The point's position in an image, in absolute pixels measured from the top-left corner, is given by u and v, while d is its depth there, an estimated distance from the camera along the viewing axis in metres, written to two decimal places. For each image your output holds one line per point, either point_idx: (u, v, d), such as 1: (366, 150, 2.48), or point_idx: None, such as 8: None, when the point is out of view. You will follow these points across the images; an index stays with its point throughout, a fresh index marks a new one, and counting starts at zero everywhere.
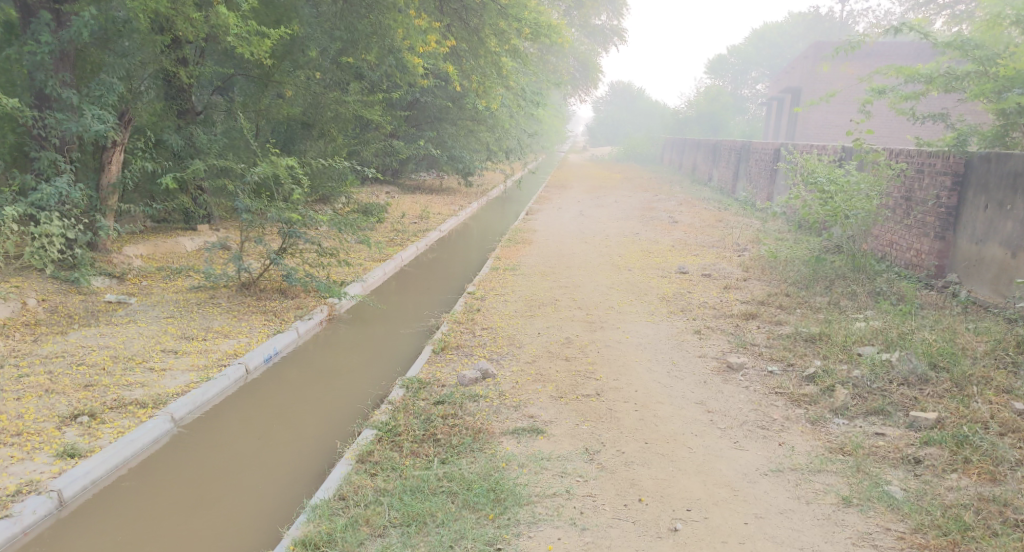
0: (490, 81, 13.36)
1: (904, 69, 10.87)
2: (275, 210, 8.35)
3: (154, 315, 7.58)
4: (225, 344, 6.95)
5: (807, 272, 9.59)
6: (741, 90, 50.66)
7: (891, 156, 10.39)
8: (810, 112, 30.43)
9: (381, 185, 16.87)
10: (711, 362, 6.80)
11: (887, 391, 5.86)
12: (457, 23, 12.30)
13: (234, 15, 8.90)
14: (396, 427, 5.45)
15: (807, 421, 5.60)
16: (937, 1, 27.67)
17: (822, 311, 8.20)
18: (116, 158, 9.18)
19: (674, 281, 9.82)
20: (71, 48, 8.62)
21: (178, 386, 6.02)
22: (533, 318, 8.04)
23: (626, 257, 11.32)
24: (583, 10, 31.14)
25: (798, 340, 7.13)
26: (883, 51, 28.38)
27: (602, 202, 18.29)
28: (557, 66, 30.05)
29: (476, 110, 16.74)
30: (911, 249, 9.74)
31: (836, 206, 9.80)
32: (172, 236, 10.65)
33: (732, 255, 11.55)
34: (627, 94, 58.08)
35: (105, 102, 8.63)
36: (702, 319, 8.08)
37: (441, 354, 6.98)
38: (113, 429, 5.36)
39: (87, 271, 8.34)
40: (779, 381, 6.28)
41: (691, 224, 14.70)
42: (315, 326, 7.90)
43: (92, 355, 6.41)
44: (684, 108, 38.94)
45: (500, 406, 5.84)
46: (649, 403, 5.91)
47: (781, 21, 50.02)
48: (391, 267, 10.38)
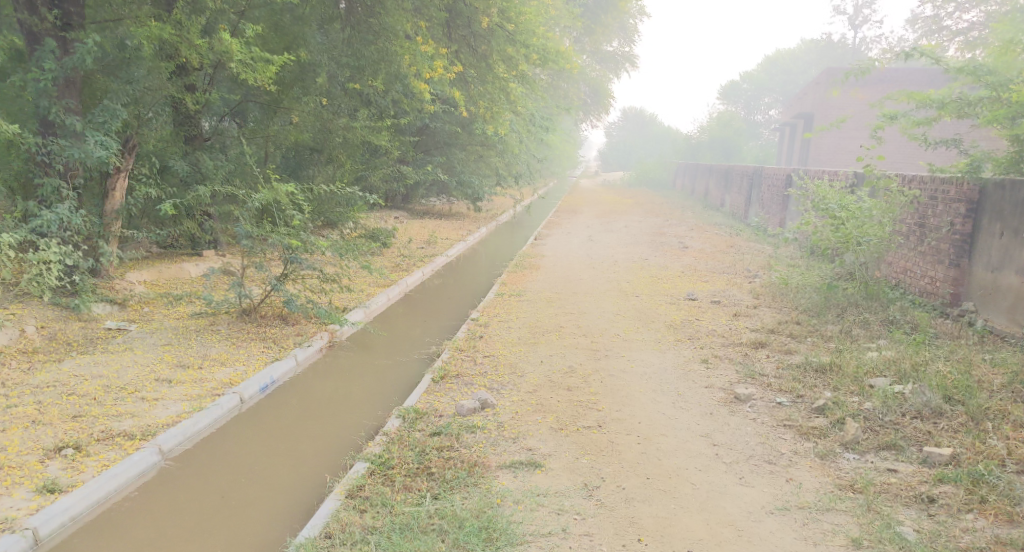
0: (498, 106, 13.30)
1: (915, 95, 10.72)
2: (276, 236, 8.26)
3: (152, 343, 7.48)
4: (221, 373, 6.82)
5: (818, 300, 9.38)
6: (754, 115, 50.68)
7: (903, 183, 10.21)
8: (822, 138, 30.32)
9: (390, 210, 16.84)
10: (718, 392, 6.60)
11: (899, 425, 5.64)
12: (465, 50, 12.24)
13: (237, 41, 8.89)
14: (389, 460, 5.29)
15: (816, 456, 5.39)
16: (950, 28, 27.57)
17: (833, 340, 8.00)
18: (120, 184, 9.17)
19: (683, 308, 9.64)
20: (77, 74, 8.60)
21: (168, 417, 5.90)
22: (537, 345, 7.88)
23: (634, 283, 11.16)
24: (594, 36, 31.33)
25: (808, 371, 6.92)
26: (895, 77, 28.29)
27: (612, 227, 18.16)
28: (568, 92, 30.11)
29: (485, 136, 16.72)
30: (925, 277, 9.52)
31: (848, 232, 9.61)
32: (176, 262, 10.60)
33: (743, 281, 11.36)
34: (640, 120, 58.30)
35: (108, 128, 8.60)
36: (710, 347, 7.89)
37: (440, 383, 6.81)
38: (97, 462, 5.24)
39: (89, 298, 8.27)
40: (788, 413, 6.09)
41: (702, 250, 14.52)
42: (315, 354, 7.77)
43: (84, 385, 6.30)
44: (696, 133, 38.94)
45: (498, 438, 5.66)
46: (653, 436, 5.72)
47: (794, 47, 50.11)
48: (395, 293, 10.26)
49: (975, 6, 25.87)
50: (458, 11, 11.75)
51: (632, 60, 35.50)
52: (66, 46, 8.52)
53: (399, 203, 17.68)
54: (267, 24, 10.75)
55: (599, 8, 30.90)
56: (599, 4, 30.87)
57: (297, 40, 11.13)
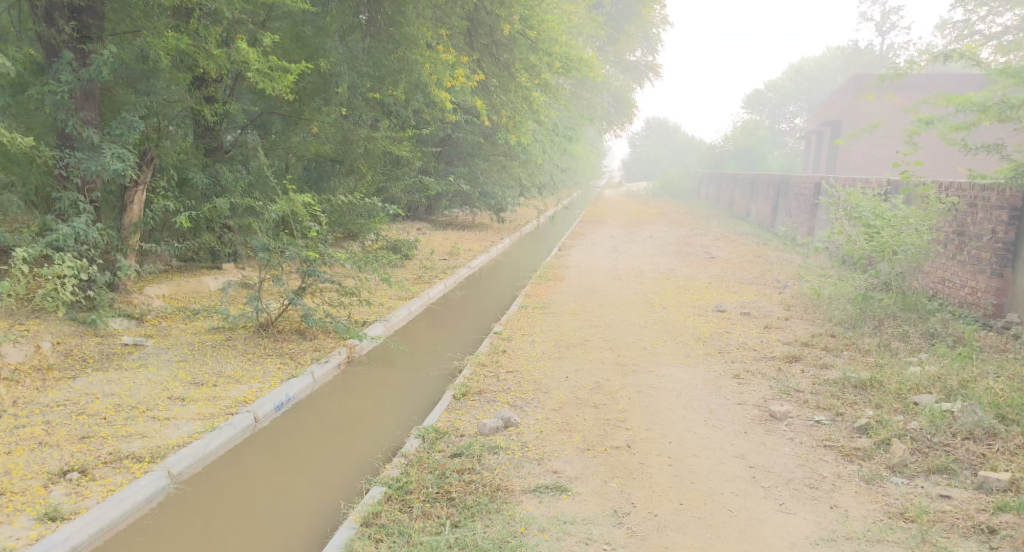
0: (520, 115, 13.07)
1: (955, 98, 10.26)
2: (294, 249, 8.05)
3: (167, 359, 7.31)
4: (236, 391, 6.61)
5: (852, 311, 9.00)
6: (779, 124, 49.92)
7: (941, 190, 9.88)
8: (852, 145, 29.77)
9: (412, 222, 16.67)
10: (752, 410, 6.27)
11: (950, 447, 5.29)
12: (487, 59, 12.08)
13: (255, 50, 8.71)
14: (407, 483, 5.03)
15: (861, 480, 5.05)
16: (983, 32, 26.99)
17: (871, 353, 7.66)
18: (138, 198, 9.06)
19: (712, 320, 9.31)
20: (95, 86, 8.46)
21: (179, 438, 5.69)
22: (562, 360, 7.59)
23: (661, 295, 10.85)
24: (617, 46, 31.14)
25: (846, 387, 6.57)
26: (930, 82, 27.72)
27: (637, 237, 17.88)
28: (591, 102, 29.76)
29: (509, 146, 16.51)
30: (965, 287, 9.12)
31: (883, 241, 9.21)
32: (195, 275, 10.46)
33: (772, 292, 11.01)
34: (664, 130, 57.95)
35: (126, 141, 8.49)
36: (742, 362, 7.55)
37: (462, 400, 6.55)
38: (103, 487, 5.04)
39: (105, 313, 8.12)
40: (828, 432, 5.76)
41: (729, 260, 14.16)
42: (333, 370, 7.54)
43: (95, 404, 6.13)
44: (721, 142, 38.51)
45: (522, 459, 5.39)
46: (685, 457, 5.42)
47: (820, 55, 49.55)
48: (417, 306, 10.02)
49: (1008, 9, 25.30)
50: (479, 20, 11.59)
51: (656, 69, 35.25)
52: (83, 58, 8.37)
53: (421, 214, 17.50)
54: (288, 34, 10.55)
55: (622, 17, 30.81)
56: (622, 13, 30.78)
57: (319, 51, 10.91)
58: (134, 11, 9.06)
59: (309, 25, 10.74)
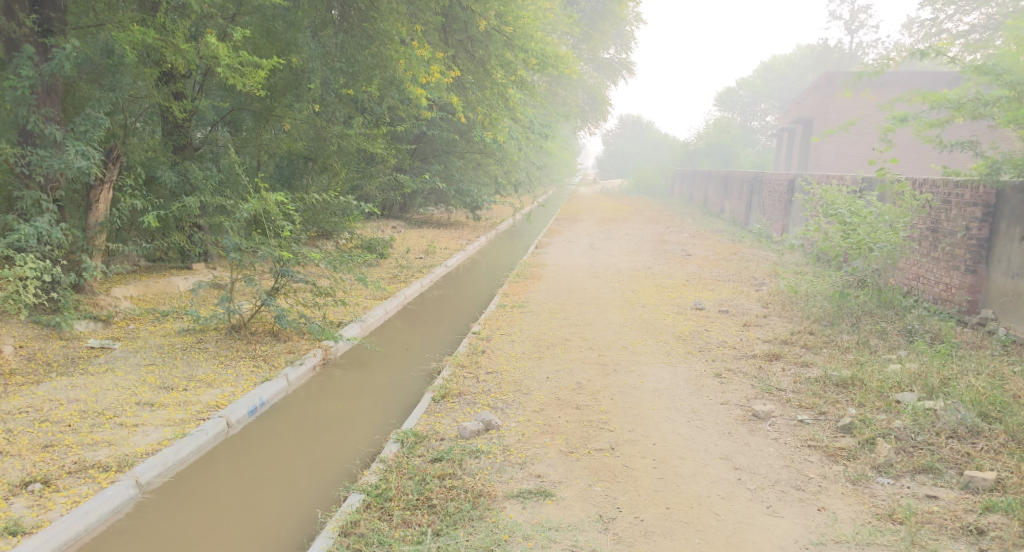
0: (496, 112, 12.86)
1: (931, 95, 10.33)
2: (267, 248, 7.85)
3: (135, 362, 7.08)
4: (207, 395, 6.41)
5: (830, 308, 8.99)
6: (751, 122, 50.25)
7: (916, 186, 9.82)
8: (824, 143, 29.93)
9: (387, 220, 16.46)
10: (735, 410, 6.20)
11: (934, 446, 5.27)
12: (462, 55, 11.84)
13: (224, 45, 8.50)
14: (386, 491, 4.90)
15: (847, 481, 5.01)
16: (950, 31, 27.33)
17: (851, 350, 7.64)
18: (104, 196, 8.82)
19: (691, 318, 9.26)
20: (57, 81, 8.23)
21: (148, 445, 5.50)
22: (542, 360, 7.48)
23: (639, 293, 10.78)
24: (591, 43, 31.04)
25: (828, 386, 6.53)
26: (901, 81, 28.04)
27: (613, 235, 17.84)
28: (566, 99, 29.72)
29: (484, 143, 16.33)
30: (940, 283, 9.14)
31: (859, 238, 9.22)
32: (165, 276, 10.20)
33: (750, 289, 10.99)
34: (637, 127, 58.11)
35: (90, 138, 8.21)
36: (723, 360, 7.49)
37: (441, 403, 6.41)
38: (67, 499, 4.84)
39: (70, 315, 7.86)
40: (811, 432, 5.71)
41: (706, 258, 14.14)
42: (308, 372, 7.35)
43: (59, 411, 5.90)
44: (694, 140, 38.66)
45: (504, 464, 5.27)
46: (669, 459, 5.34)
47: (791, 53, 49.89)
48: (393, 305, 9.85)
49: (975, 8, 25.62)
50: (454, 16, 11.37)
51: (630, 66, 35.26)
52: (45, 51, 8.13)
53: (396, 212, 17.30)
54: (258, 30, 10.36)
55: (597, 14, 30.65)
56: (596, 10, 30.59)
57: (290, 46, 10.72)
58: (99, 5, 8.77)
59: (280, 20, 10.51)
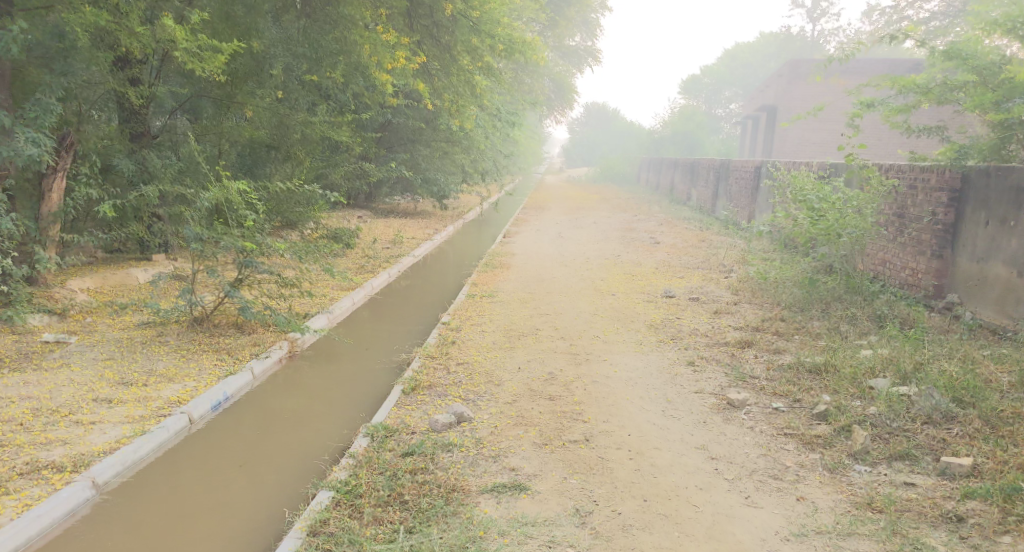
0: (463, 99, 12.59)
1: (900, 79, 10.37)
2: (229, 238, 7.58)
3: (92, 357, 6.80)
4: (168, 391, 6.18)
5: (800, 295, 8.98)
6: (715, 109, 50.54)
7: (883, 171, 9.88)
8: (788, 130, 30.11)
9: (352, 209, 16.19)
10: (710, 399, 6.14)
11: (910, 432, 5.27)
12: (428, 41, 11.59)
13: (181, 28, 8.18)
14: (357, 487, 4.75)
15: (824, 469, 4.99)
16: (912, 18, 27.63)
17: (822, 337, 7.64)
18: (56, 185, 8.47)
19: (662, 306, 9.19)
20: (5, 66, 7.90)
21: (106, 443, 5.27)
22: (513, 350, 7.36)
23: (609, 281, 10.70)
24: (557, 30, 30.83)
25: (801, 373, 6.49)
26: (865, 67, 28.56)
27: (581, 223, 17.77)
28: (532, 87, 29.55)
29: (451, 131, 16.06)
30: (906, 269, 9.19)
31: (828, 224, 9.17)
32: (123, 267, 9.86)
33: (719, 277, 10.98)
34: (602, 115, 58.15)
35: (41, 125, 7.87)
36: (695, 349, 7.43)
37: (412, 395, 6.25)
38: (17, 502, 4.61)
39: (23, 308, 7.55)
40: (787, 419, 5.68)
41: (674, 245, 14.12)
42: (273, 365, 7.14)
43: (10, 409, 5.63)
44: (659, 127, 38.78)
45: (478, 457, 5.14)
46: (645, 450, 5.25)
47: (754, 40, 50.06)
48: (360, 296, 9.64)
49: None
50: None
51: (595, 54, 35.16)
52: None
53: (361, 201, 17.02)
54: (217, 13, 10.01)
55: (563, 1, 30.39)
56: None
57: (250, 30, 10.37)
58: None
59: (239, 4, 10.15)
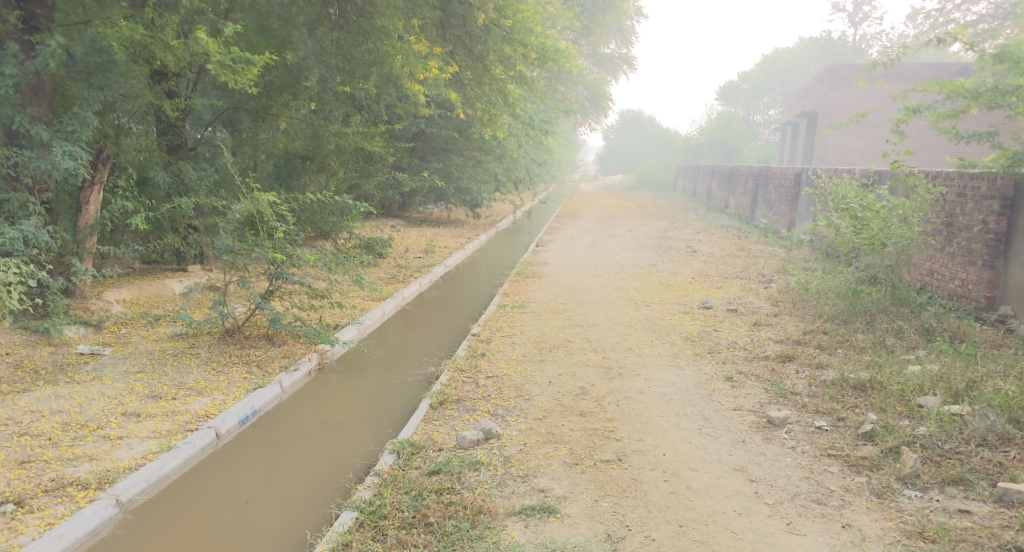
0: (496, 108, 12.50)
1: (948, 83, 10.00)
2: (260, 250, 7.54)
3: (123, 370, 6.79)
4: (196, 405, 6.13)
5: (842, 306, 8.66)
6: (753, 116, 49.85)
7: (929, 179, 9.54)
8: (829, 136, 29.54)
9: (385, 219, 16.18)
10: (749, 416, 5.90)
11: (963, 454, 5.00)
12: (460, 51, 11.53)
13: (214, 41, 8.18)
14: (381, 507, 4.64)
15: (872, 493, 4.76)
16: (959, 21, 26.93)
17: (867, 351, 7.34)
18: (94, 198, 8.49)
19: (698, 317, 8.94)
20: (44, 80, 7.99)
21: (132, 459, 5.24)
22: (544, 363, 7.19)
23: (644, 291, 10.48)
24: (591, 38, 30.65)
25: (845, 389, 6.21)
26: (909, 71, 27.92)
27: (616, 232, 17.54)
28: (566, 94, 29.39)
29: (484, 140, 15.98)
30: (955, 279, 8.80)
31: (872, 233, 8.84)
32: (159, 278, 9.92)
33: (758, 287, 10.68)
34: (638, 122, 57.75)
35: (78, 138, 7.92)
36: (733, 363, 7.18)
37: (440, 410, 6.12)
38: (40, 521, 4.59)
39: (59, 320, 7.60)
40: (830, 439, 5.43)
41: (711, 254, 13.83)
42: (302, 378, 7.07)
43: (40, 423, 5.63)
44: (696, 134, 38.35)
45: (506, 477, 4.99)
46: (681, 471, 5.05)
47: (793, 46, 49.30)
48: (390, 307, 9.55)
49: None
50: (451, 10, 11.01)
51: (630, 61, 34.92)
52: (31, 50, 7.88)
53: (395, 211, 17.00)
54: (252, 26, 10.01)
55: (598, 9, 30.27)
56: (597, 4, 30.14)
57: (286, 43, 10.37)
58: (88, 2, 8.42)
59: (275, 17, 10.14)
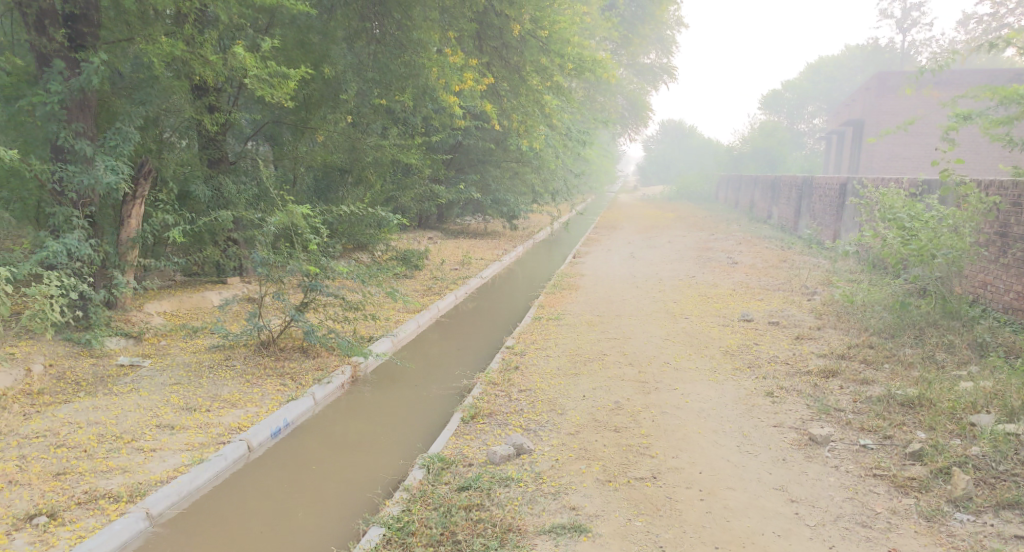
0: (532, 119, 12.43)
1: (1000, 88, 9.63)
2: (295, 262, 7.55)
3: (160, 382, 6.84)
4: (229, 417, 6.14)
5: (889, 319, 8.37)
6: (797, 125, 49.05)
7: (981, 188, 9.19)
8: (876, 145, 28.94)
9: (422, 231, 16.20)
10: (790, 433, 5.70)
11: (1019, 476, 4.77)
12: (497, 62, 11.52)
13: (252, 56, 8.26)
14: (409, 524, 4.58)
15: (921, 517, 4.60)
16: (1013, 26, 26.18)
17: (915, 366, 7.06)
18: (135, 212, 8.68)
19: (739, 330, 8.72)
20: (90, 97, 8.01)
21: (164, 472, 5.26)
22: (578, 377, 7.06)
23: (682, 303, 10.28)
24: (630, 48, 30.49)
25: (892, 405, 5.96)
26: (960, 77, 27.20)
27: (655, 243, 17.32)
28: (604, 104, 29.21)
29: (521, 152, 15.95)
30: (1010, 292, 8.27)
31: (921, 244, 8.53)
32: (199, 290, 10.05)
33: (801, 299, 10.41)
34: (678, 132, 57.29)
35: (120, 152, 8.04)
36: (774, 378, 6.94)
37: (471, 424, 6.03)
38: (72, 533, 4.63)
39: (101, 332, 7.68)
40: (876, 459, 5.23)
41: (753, 266, 13.54)
42: (336, 390, 7.04)
43: (76, 435, 5.69)
44: (738, 144, 37.82)
45: (536, 493, 4.88)
46: (717, 489, 4.90)
47: (838, 53, 48.40)
48: (425, 319, 9.51)
49: None
50: (488, 22, 11.03)
51: (670, 71, 34.63)
52: (75, 67, 7.92)
53: (432, 222, 17.03)
54: (292, 42, 10.11)
55: (636, 19, 30.23)
56: (636, 14, 30.13)
57: (324, 58, 10.37)
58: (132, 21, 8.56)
59: (314, 32, 10.26)
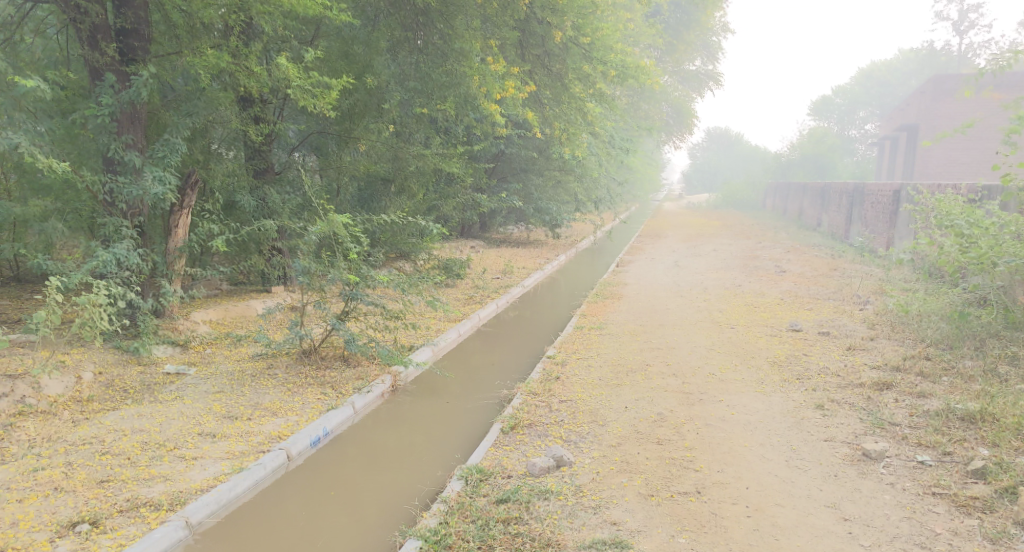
0: (575, 127, 12.32)
1: None
2: (336, 271, 7.55)
3: (204, 390, 6.88)
4: (270, 426, 6.14)
5: (948, 330, 8.03)
6: (848, 130, 48.00)
7: None
8: (932, 149, 28.18)
9: (465, 240, 16.17)
10: (842, 448, 5.47)
11: None
12: (540, 71, 11.47)
13: (294, 66, 8.33)
14: (446, 537, 4.49)
15: (984, 539, 4.38)
16: None
17: (976, 380, 6.75)
18: (182, 221, 8.87)
19: (787, 341, 8.46)
20: (140, 109, 8.11)
21: (204, 480, 5.27)
22: (620, 388, 6.90)
23: (728, 313, 10.03)
24: (675, 55, 30.22)
25: (951, 420, 5.69)
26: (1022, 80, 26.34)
27: (700, 251, 17.03)
28: (648, 112, 28.94)
29: (564, 160, 15.85)
30: None
31: (982, 252, 8.07)
32: (244, 299, 10.16)
33: (853, 309, 10.08)
34: (725, 139, 56.54)
35: (167, 164, 8.11)
36: (824, 390, 6.70)
37: (510, 434, 5.93)
38: (113, 541, 4.66)
39: (149, 339, 7.77)
40: (935, 476, 4.99)
41: (802, 275, 13.18)
42: (375, 400, 7.00)
43: (121, 442, 5.74)
44: (786, 151, 37.13)
45: (577, 507, 4.76)
46: (766, 506, 4.72)
47: (891, 57, 47.30)
48: (466, 328, 9.44)
49: None
50: (530, 30, 11.04)
51: (716, 77, 34.20)
52: (126, 80, 8.05)
53: (475, 231, 17.00)
54: (336, 53, 10.24)
55: (682, 25, 30.04)
56: (681, 20, 29.96)
57: (367, 68, 10.44)
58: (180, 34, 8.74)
59: (358, 43, 10.36)
